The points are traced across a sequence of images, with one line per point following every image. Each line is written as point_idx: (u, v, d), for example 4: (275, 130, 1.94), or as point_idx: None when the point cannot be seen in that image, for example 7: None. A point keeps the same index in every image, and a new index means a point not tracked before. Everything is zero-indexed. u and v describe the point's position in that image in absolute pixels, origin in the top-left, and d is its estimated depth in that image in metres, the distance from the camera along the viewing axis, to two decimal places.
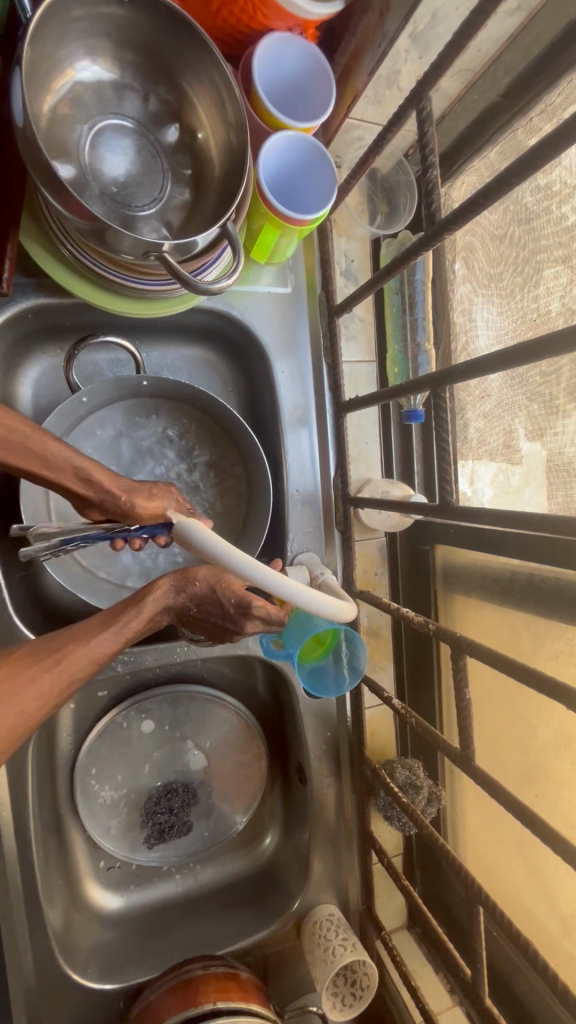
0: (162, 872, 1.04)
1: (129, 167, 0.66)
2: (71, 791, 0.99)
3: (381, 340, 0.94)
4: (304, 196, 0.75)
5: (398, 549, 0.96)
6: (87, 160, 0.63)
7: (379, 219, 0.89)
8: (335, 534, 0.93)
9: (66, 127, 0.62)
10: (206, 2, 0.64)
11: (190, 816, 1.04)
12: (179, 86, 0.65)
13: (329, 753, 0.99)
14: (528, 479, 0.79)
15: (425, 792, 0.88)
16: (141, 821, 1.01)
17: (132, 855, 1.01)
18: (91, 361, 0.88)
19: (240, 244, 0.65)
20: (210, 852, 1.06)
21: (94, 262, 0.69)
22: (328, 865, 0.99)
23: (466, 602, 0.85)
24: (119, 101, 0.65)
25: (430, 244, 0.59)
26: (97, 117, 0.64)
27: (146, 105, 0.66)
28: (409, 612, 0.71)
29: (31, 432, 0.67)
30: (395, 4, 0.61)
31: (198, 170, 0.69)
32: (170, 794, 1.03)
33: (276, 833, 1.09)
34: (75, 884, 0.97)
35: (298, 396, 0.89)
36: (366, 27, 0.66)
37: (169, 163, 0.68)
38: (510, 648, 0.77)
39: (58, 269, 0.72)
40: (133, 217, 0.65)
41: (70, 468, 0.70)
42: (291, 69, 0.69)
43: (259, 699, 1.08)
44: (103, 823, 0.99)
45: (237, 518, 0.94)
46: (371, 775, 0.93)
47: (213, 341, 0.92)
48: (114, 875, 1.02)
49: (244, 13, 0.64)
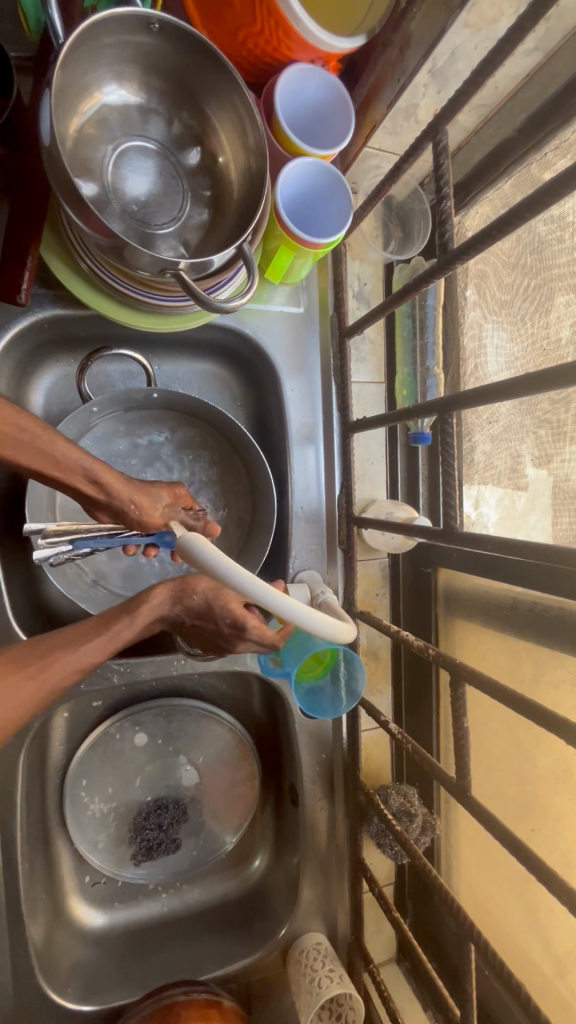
0: (148, 890, 1.02)
1: (150, 187, 0.68)
2: (60, 802, 0.98)
3: (390, 362, 0.94)
4: (320, 219, 0.76)
5: (400, 571, 0.95)
6: (109, 179, 0.65)
7: (393, 244, 0.90)
8: (337, 553, 0.92)
9: (90, 147, 0.64)
10: (232, 33, 0.67)
11: (179, 833, 1.02)
12: (202, 112, 0.67)
13: (323, 775, 0.97)
14: (533, 505, 0.78)
15: (418, 821, 0.86)
16: (129, 836, 1.00)
17: (118, 872, 0.99)
18: (104, 371, 0.90)
19: (255, 264, 0.66)
20: (198, 871, 1.04)
21: (112, 277, 0.70)
22: (317, 891, 0.97)
23: (468, 627, 0.84)
24: (143, 123, 0.66)
25: (442, 272, 0.60)
26: (121, 138, 0.66)
27: (169, 128, 0.68)
28: (409, 636, 0.71)
29: (42, 432, 0.65)
30: (415, 41, 0.63)
31: (217, 191, 0.71)
32: (160, 810, 1.01)
33: (266, 855, 1.06)
34: (59, 899, 0.95)
35: (306, 414, 0.90)
36: (387, 62, 0.68)
37: (189, 184, 0.70)
38: (511, 676, 0.76)
39: (75, 282, 0.73)
40: (152, 235, 0.67)
41: (79, 470, 0.68)
42: (312, 98, 0.71)
43: (255, 716, 1.07)
44: (90, 837, 0.98)
45: (241, 533, 0.94)
46: (364, 800, 0.92)
47: (225, 356, 0.93)
48: (99, 890, 1.00)
49: (269, 44, 0.66)
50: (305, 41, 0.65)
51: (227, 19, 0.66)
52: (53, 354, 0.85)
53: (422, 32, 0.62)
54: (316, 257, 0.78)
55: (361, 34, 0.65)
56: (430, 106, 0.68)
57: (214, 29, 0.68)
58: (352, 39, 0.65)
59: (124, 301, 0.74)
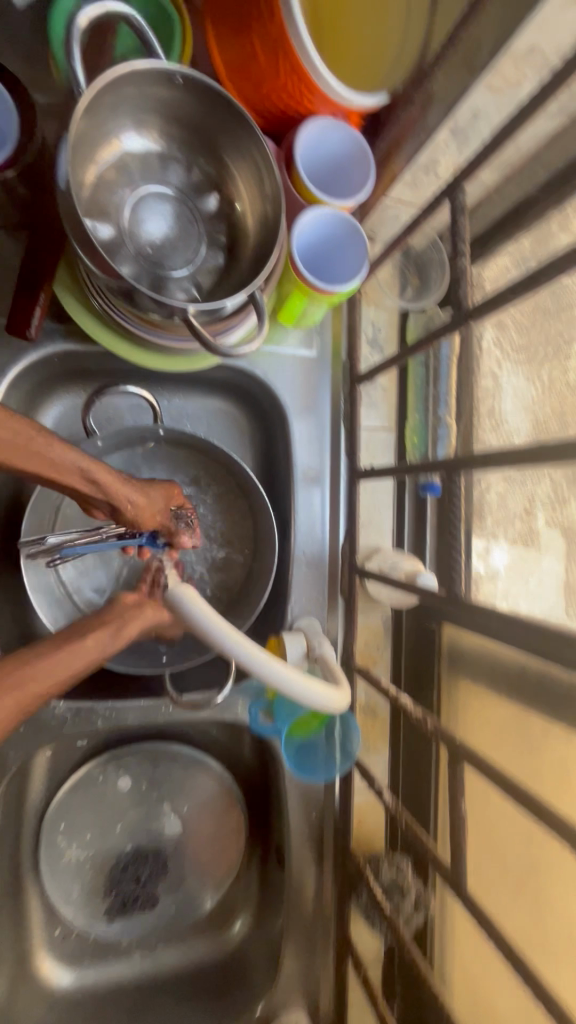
0: (121, 949, 0.96)
1: (166, 230, 0.68)
2: (36, 847, 0.93)
3: (402, 409, 0.93)
4: (335, 267, 0.76)
5: (403, 624, 0.92)
6: (126, 222, 0.65)
7: (409, 292, 0.90)
8: (338, 601, 0.89)
9: (108, 191, 0.65)
10: (256, 87, 0.68)
11: (158, 888, 0.98)
12: (222, 160, 0.68)
13: (312, 836, 0.92)
14: (545, 567, 0.75)
15: (411, 898, 0.82)
16: (104, 888, 0.96)
17: (91, 926, 0.95)
18: (113, 404, 0.89)
19: (266, 310, 0.66)
20: (175, 931, 0.98)
21: (123, 316, 0.70)
22: (300, 965, 0.90)
23: (471, 689, 0.80)
24: (163, 170, 0.67)
25: (457, 328, 0.59)
26: (140, 183, 0.66)
27: (189, 175, 0.68)
28: (408, 704, 0.68)
29: (37, 435, 0.62)
30: (437, 100, 0.63)
31: (233, 237, 0.70)
32: (138, 861, 0.97)
33: (247, 918, 0.99)
34: (26, 954, 0.90)
35: (313, 457, 0.88)
36: (408, 118, 0.68)
37: (205, 229, 0.70)
38: (516, 749, 0.71)
39: (87, 319, 0.73)
40: (165, 278, 0.67)
41: (76, 472, 0.66)
42: (332, 150, 0.71)
43: (244, 765, 1.01)
44: (64, 886, 0.94)
45: (240, 574, 0.92)
46: (354, 870, 0.86)
47: (235, 395, 0.92)
48: (69, 946, 0.94)
49: (291, 99, 0.67)
50: (327, 98, 0.65)
51: (252, 73, 0.67)
52: (62, 387, 0.85)
53: (444, 92, 0.62)
54: (330, 304, 0.77)
55: (384, 92, 0.66)
56: (450, 162, 0.68)
57: (239, 83, 0.69)
58: (374, 96, 0.65)
59: (134, 339, 0.74)
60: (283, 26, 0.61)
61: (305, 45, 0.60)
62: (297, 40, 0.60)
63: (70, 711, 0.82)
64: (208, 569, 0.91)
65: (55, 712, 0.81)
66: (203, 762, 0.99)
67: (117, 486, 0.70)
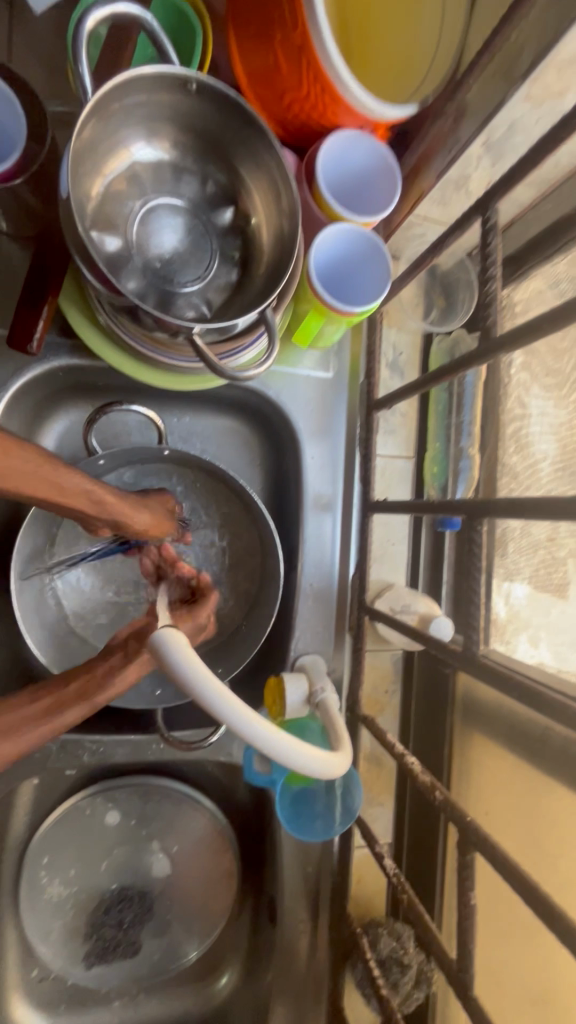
0: (100, 997, 0.90)
1: (177, 244, 0.64)
2: (16, 881, 0.89)
3: (421, 437, 0.87)
4: (355, 286, 0.71)
5: (414, 667, 0.86)
6: (134, 235, 0.62)
7: (434, 314, 0.85)
8: (346, 639, 0.83)
9: (117, 202, 0.62)
10: (278, 97, 0.64)
11: (140, 933, 0.91)
12: (238, 172, 0.64)
13: (307, 893, 0.85)
14: None
15: (412, 973, 0.74)
16: (85, 930, 0.90)
17: (69, 970, 0.89)
18: (122, 421, 0.85)
19: (277, 331, 0.61)
20: (157, 982, 0.91)
21: (128, 333, 0.66)
22: None
23: (486, 745, 0.73)
24: (176, 182, 0.64)
25: (485, 359, 0.54)
26: (151, 195, 0.63)
27: (203, 187, 0.65)
28: (415, 767, 0.61)
29: (45, 462, 0.58)
30: (471, 112, 0.58)
31: (247, 252, 0.67)
32: (123, 903, 0.91)
33: (234, 973, 0.92)
34: None
35: (325, 485, 0.83)
36: (439, 131, 0.64)
37: (218, 244, 0.66)
38: (534, 821, 0.65)
39: (92, 334, 0.70)
40: (173, 294, 0.63)
41: (83, 494, 0.63)
42: (356, 164, 0.67)
43: (239, 807, 0.96)
44: (43, 925, 0.88)
45: (243, 605, 0.87)
46: (350, 938, 0.80)
47: (245, 416, 0.88)
48: (44, 991, 0.89)
49: (314, 109, 0.63)
50: (352, 109, 0.61)
51: (274, 83, 0.63)
52: (67, 402, 0.82)
53: (478, 104, 0.57)
54: (349, 325, 0.73)
55: (413, 102, 0.61)
56: (482, 178, 0.64)
57: (259, 93, 0.65)
58: (403, 107, 0.61)
59: (140, 357, 0.70)
60: (307, 33, 0.57)
61: (329, 53, 0.56)
62: (321, 47, 0.56)
63: (57, 741, 0.78)
64: (210, 597, 0.86)
65: (40, 744, 0.77)
66: (196, 800, 0.93)
67: (123, 506, 0.67)
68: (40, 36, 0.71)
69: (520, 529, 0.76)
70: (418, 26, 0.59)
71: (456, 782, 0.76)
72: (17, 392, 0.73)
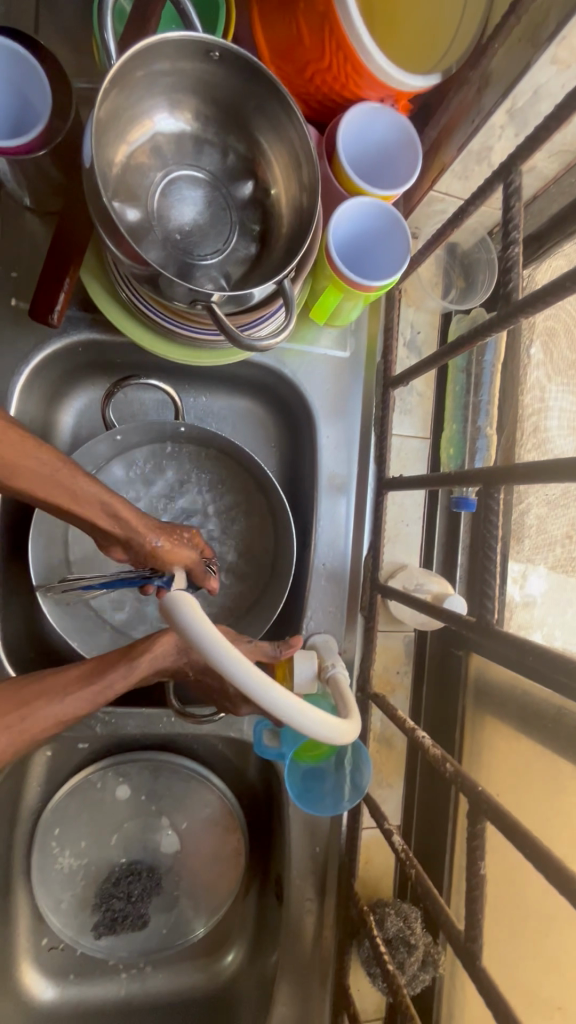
0: (108, 968, 0.91)
1: (197, 216, 0.64)
2: (29, 850, 0.90)
3: (438, 418, 0.86)
4: (374, 261, 0.71)
5: (427, 649, 0.85)
6: (155, 207, 0.63)
7: (453, 294, 0.84)
8: (358, 619, 0.83)
9: (139, 174, 0.62)
10: (300, 69, 0.64)
11: (148, 908, 0.92)
12: (259, 144, 0.64)
13: (314, 872, 0.85)
14: None
15: (419, 953, 0.73)
16: (94, 902, 0.90)
17: (78, 941, 0.89)
18: (137, 399, 0.86)
19: (295, 303, 0.61)
20: (165, 955, 0.92)
21: (147, 305, 0.67)
22: (293, 1010, 0.83)
23: (498, 728, 0.73)
24: (197, 154, 0.64)
25: (504, 324, 0.53)
26: (172, 168, 0.64)
27: (224, 160, 0.65)
28: (426, 741, 0.61)
29: (62, 465, 0.60)
30: (495, 80, 0.58)
31: (266, 225, 0.67)
32: (131, 877, 0.91)
33: (241, 951, 0.93)
34: (10, 961, 0.86)
35: (340, 463, 0.83)
36: (462, 102, 0.63)
37: (237, 217, 0.66)
38: (547, 802, 0.64)
39: (111, 307, 0.71)
40: (192, 266, 0.63)
41: (97, 505, 0.63)
42: (377, 138, 0.66)
43: (248, 787, 0.96)
44: (54, 895, 0.89)
45: (255, 583, 0.87)
46: (357, 917, 0.80)
47: (262, 396, 0.88)
48: (55, 959, 0.90)
49: (336, 81, 0.63)
50: (374, 79, 0.61)
51: (297, 55, 0.63)
52: (87, 379, 0.83)
53: (502, 72, 0.57)
54: (367, 301, 0.72)
55: (436, 71, 0.61)
56: (505, 150, 0.63)
57: (282, 67, 0.65)
58: (426, 77, 0.60)
59: (159, 331, 0.71)
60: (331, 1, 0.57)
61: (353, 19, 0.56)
62: (345, 14, 0.56)
63: None
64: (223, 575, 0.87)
65: None
66: (206, 776, 0.93)
67: (137, 521, 0.65)
68: (66, 14, 0.72)
69: (536, 511, 0.75)
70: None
71: (468, 764, 0.76)
72: (38, 366, 0.74)
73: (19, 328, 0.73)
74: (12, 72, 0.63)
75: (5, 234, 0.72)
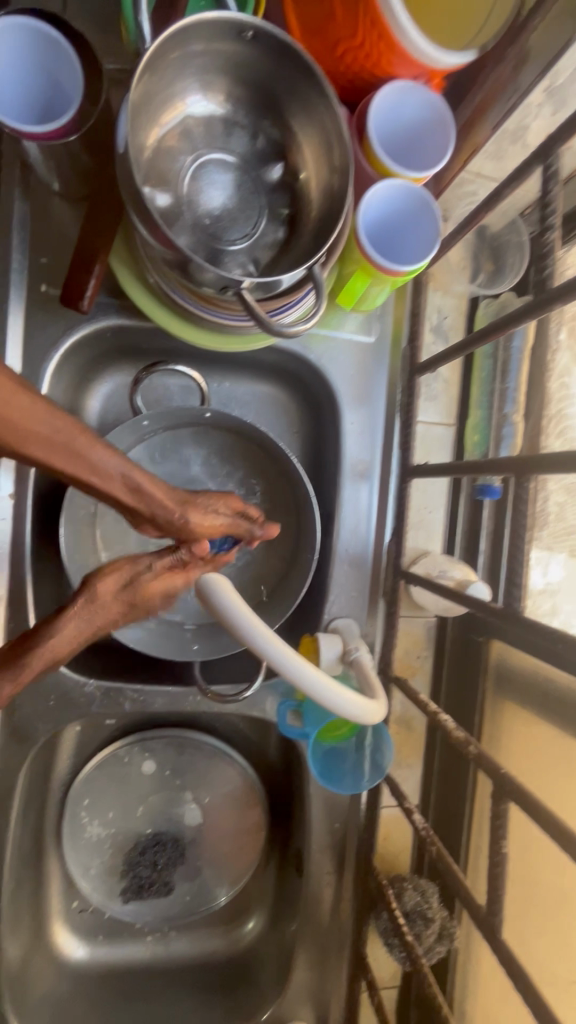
0: (134, 930, 0.96)
1: (226, 200, 0.64)
2: (59, 819, 0.94)
3: (464, 403, 0.86)
4: (403, 246, 0.70)
5: (448, 635, 0.86)
6: (184, 191, 0.63)
7: (481, 278, 0.83)
8: (379, 604, 0.84)
9: (169, 157, 0.62)
10: (331, 47, 0.63)
11: (173, 875, 0.96)
12: (289, 125, 0.63)
13: (333, 847, 0.88)
14: None
15: (436, 926, 0.76)
16: (121, 869, 0.94)
17: (106, 905, 0.93)
18: (162, 384, 0.87)
19: (325, 288, 0.61)
20: (189, 920, 0.96)
21: (176, 291, 0.67)
22: (312, 975, 0.87)
23: (519, 711, 0.74)
24: (226, 137, 0.64)
25: (537, 312, 0.53)
26: (202, 151, 0.63)
27: (253, 142, 0.65)
28: (448, 723, 0.63)
29: (80, 434, 0.56)
30: (533, 59, 0.57)
31: (296, 209, 0.66)
32: (157, 846, 0.95)
33: (261, 918, 0.97)
34: (43, 922, 0.91)
35: (364, 450, 0.83)
36: (497, 80, 0.62)
37: (267, 200, 0.66)
38: (566, 784, 0.65)
39: (140, 293, 0.71)
40: (222, 252, 0.63)
41: (118, 478, 0.60)
42: (408, 118, 0.65)
43: (269, 763, 0.99)
44: (83, 861, 0.93)
45: (278, 567, 0.88)
46: (375, 889, 0.83)
47: (285, 381, 0.88)
48: (85, 921, 0.95)
49: (368, 59, 0.62)
50: (408, 57, 0.60)
51: (329, 34, 0.62)
52: (114, 364, 0.84)
53: (540, 49, 0.56)
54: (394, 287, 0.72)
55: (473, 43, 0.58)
56: (541, 130, 0.62)
57: (312, 44, 0.64)
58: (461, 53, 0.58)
59: (186, 316, 0.71)
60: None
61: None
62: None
63: (100, 688, 0.82)
64: (248, 558, 0.88)
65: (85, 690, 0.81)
66: (228, 753, 0.96)
67: (161, 495, 0.64)
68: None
69: (562, 499, 0.75)
70: None
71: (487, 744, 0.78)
72: (67, 350, 0.75)
73: (50, 313, 0.74)
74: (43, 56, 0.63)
75: (34, 218, 0.73)
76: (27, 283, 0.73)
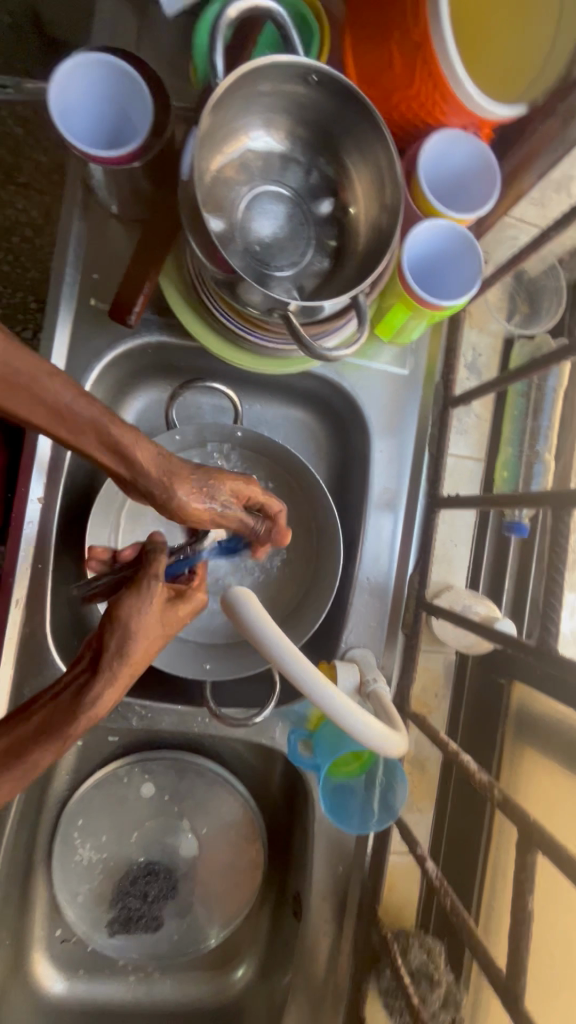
0: (117, 967, 0.90)
1: (276, 230, 0.67)
2: (51, 837, 0.91)
3: (494, 441, 0.86)
4: (443, 282, 0.72)
5: (468, 673, 0.82)
6: (238, 218, 0.65)
7: (517, 318, 0.85)
8: (398, 636, 0.82)
9: (226, 186, 0.65)
10: (386, 95, 0.66)
11: (163, 911, 0.91)
12: (343, 164, 0.66)
13: (336, 893, 0.83)
14: None
15: (441, 989, 0.72)
16: (110, 897, 0.90)
17: (91, 935, 0.89)
18: (195, 403, 0.88)
19: (367, 317, 0.62)
20: (176, 962, 0.91)
21: (221, 312, 0.70)
22: None
23: (542, 757, 0.72)
24: (281, 173, 0.67)
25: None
26: (258, 182, 0.67)
27: (307, 178, 0.68)
28: (469, 763, 0.60)
29: (45, 371, 0.48)
30: None
31: (342, 242, 0.68)
32: (149, 876, 0.91)
33: (251, 965, 0.91)
34: (24, 947, 0.87)
35: (390, 480, 0.82)
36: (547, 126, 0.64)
37: (315, 233, 0.68)
38: None
39: (185, 313, 0.74)
40: (268, 277, 0.66)
41: (91, 426, 0.51)
42: (456, 163, 0.68)
43: (272, 797, 0.95)
44: (71, 886, 0.89)
45: (295, 592, 0.86)
46: (379, 941, 0.79)
47: (316, 406, 0.89)
48: (67, 953, 0.90)
49: (422, 108, 0.65)
50: (461, 106, 0.62)
51: (387, 85, 0.66)
52: (150, 380, 0.86)
53: None
54: (431, 321, 0.73)
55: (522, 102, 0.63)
56: None
57: (368, 93, 0.68)
58: (512, 106, 0.62)
59: (226, 336, 0.73)
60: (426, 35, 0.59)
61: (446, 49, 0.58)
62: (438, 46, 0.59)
63: None
64: (264, 578, 0.87)
65: None
66: (231, 781, 0.93)
67: (144, 454, 0.53)
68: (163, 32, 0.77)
69: None
70: (526, 30, 0.62)
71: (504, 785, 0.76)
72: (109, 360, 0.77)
73: (97, 325, 0.76)
74: (116, 92, 0.67)
75: (91, 236, 0.76)
76: (78, 295, 0.76)
